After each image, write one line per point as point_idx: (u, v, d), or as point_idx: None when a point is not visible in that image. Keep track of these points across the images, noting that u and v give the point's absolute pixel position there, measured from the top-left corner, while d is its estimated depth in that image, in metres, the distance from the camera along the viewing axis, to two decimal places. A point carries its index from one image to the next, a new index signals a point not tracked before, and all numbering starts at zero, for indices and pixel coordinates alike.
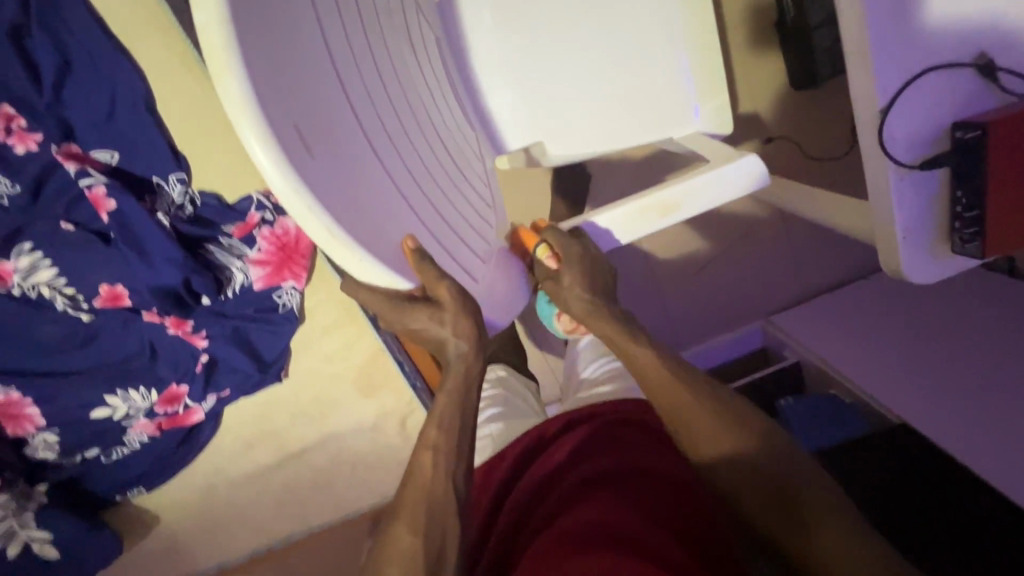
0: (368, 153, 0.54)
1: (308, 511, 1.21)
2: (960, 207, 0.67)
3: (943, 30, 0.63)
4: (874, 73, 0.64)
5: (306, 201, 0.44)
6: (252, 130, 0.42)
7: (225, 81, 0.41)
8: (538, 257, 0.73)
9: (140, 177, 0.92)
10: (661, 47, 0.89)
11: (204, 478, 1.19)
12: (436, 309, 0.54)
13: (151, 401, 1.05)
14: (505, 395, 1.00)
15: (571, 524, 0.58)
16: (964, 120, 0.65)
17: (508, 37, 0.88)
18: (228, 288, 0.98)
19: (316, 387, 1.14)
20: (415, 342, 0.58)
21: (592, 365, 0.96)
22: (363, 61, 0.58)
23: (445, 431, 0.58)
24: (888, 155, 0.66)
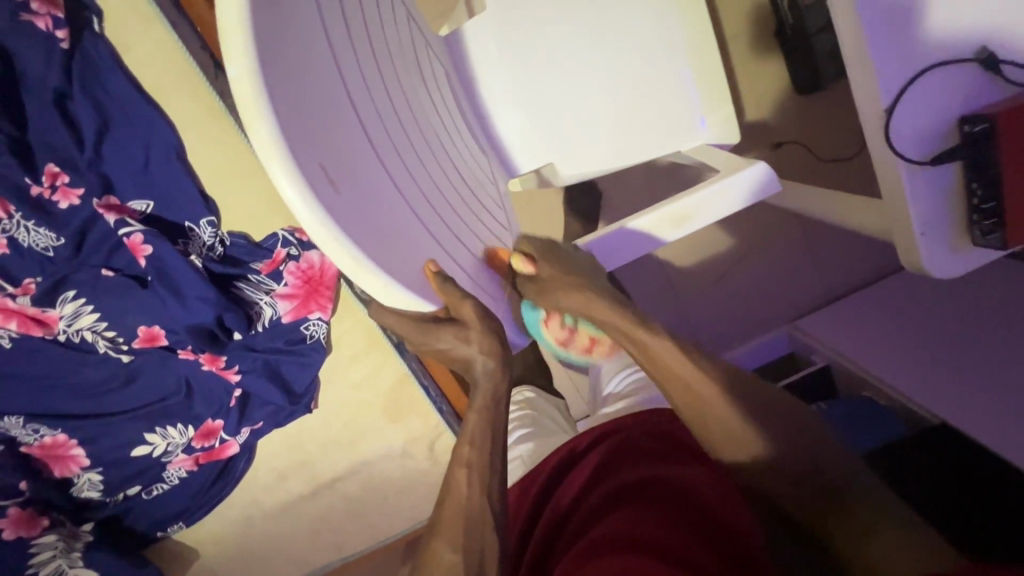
0: (387, 183, 0.57)
1: (342, 538, 1.24)
2: (977, 199, 0.67)
3: (944, 25, 0.64)
4: (877, 73, 0.64)
5: (334, 234, 0.47)
6: (283, 170, 0.45)
7: (256, 127, 0.44)
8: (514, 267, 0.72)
9: (173, 223, 0.96)
10: (663, 63, 0.91)
11: (240, 511, 1.21)
12: (462, 329, 0.55)
13: (188, 436, 1.09)
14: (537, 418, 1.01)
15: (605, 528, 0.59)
16: (971, 113, 0.65)
17: (514, 65, 0.92)
18: (258, 322, 1.01)
19: (344, 417, 1.16)
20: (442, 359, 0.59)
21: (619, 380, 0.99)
22: (379, 98, 0.62)
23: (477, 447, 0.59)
24: (898, 152, 0.66)
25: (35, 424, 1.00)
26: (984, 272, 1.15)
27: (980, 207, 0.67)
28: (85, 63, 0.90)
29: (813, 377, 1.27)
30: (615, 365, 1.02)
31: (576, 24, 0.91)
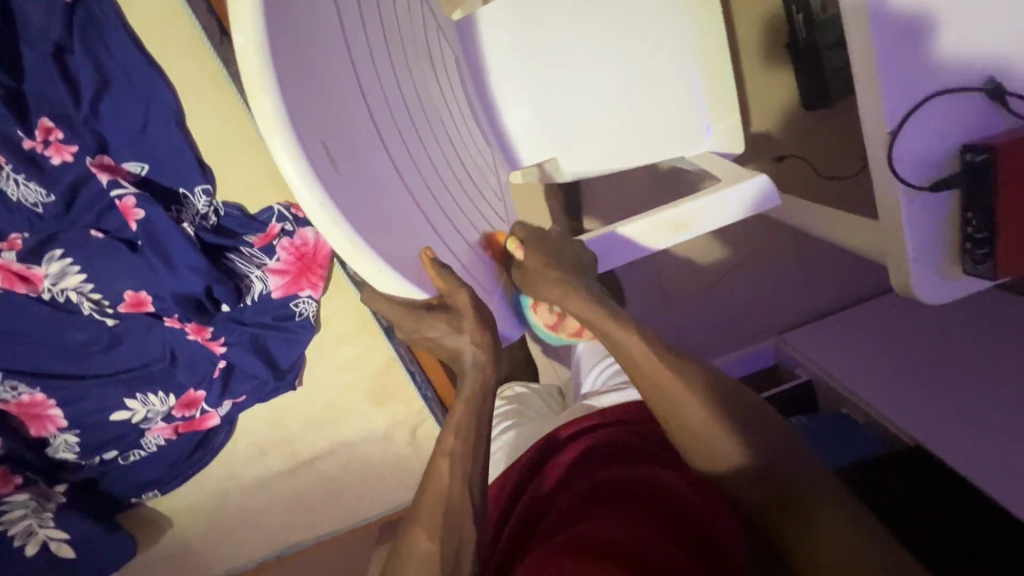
0: (388, 166, 0.56)
1: (317, 516, 1.25)
2: (971, 228, 0.68)
3: (954, 51, 0.64)
4: (883, 95, 0.65)
5: (332, 214, 0.46)
6: (283, 145, 0.45)
7: (259, 98, 0.43)
8: (508, 250, 0.71)
9: (167, 188, 0.95)
10: (675, 68, 0.91)
11: (217, 483, 1.22)
12: (456, 317, 0.55)
13: (169, 404, 1.08)
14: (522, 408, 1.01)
15: (585, 529, 0.58)
16: (973, 142, 0.66)
17: (526, 56, 0.91)
18: (247, 295, 1.00)
19: (328, 397, 1.15)
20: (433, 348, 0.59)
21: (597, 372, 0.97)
22: (386, 79, 0.61)
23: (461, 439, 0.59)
24: (898, 176, 0.67)
25: (15, 381, 0.99)
26: (970, 300, 1.16)
27: (973, 237, 0.68)
28: (87, 19, 0.87)
29: (795, 390, 1.29)
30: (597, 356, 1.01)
31: (591, 20, 0.90)
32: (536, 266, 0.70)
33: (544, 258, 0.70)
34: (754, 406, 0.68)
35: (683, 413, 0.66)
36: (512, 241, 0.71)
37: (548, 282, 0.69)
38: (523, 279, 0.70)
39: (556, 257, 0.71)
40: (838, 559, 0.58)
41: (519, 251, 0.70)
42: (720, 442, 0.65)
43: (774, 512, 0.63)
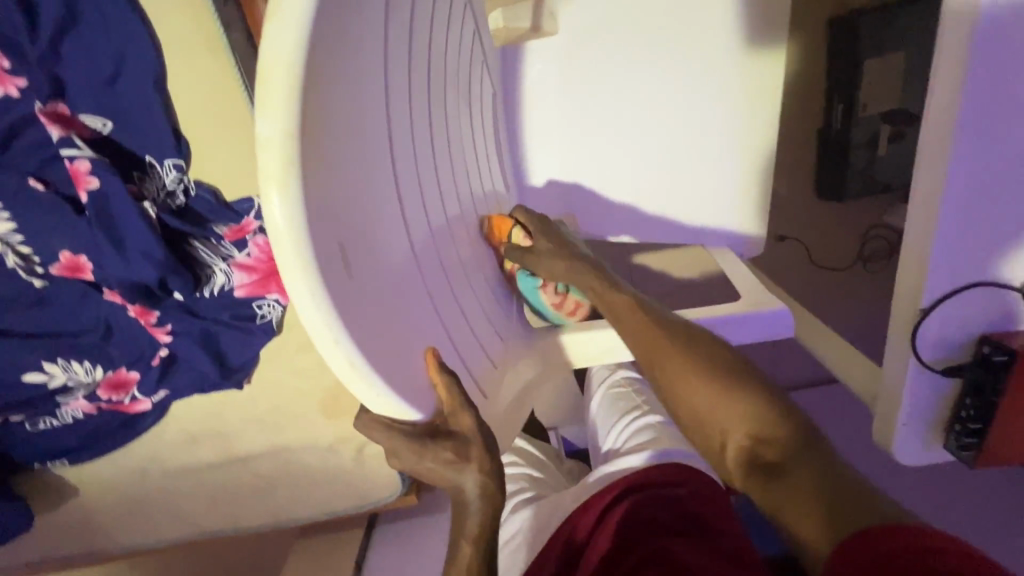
0: (406, 253, 0.49)
1: (241, 511, 1.19)
2: (965, 412, 0.68)
3: (1010, 250, 0.62)
4: (929, 275, 0.62)
5: (336, 335, 0.39)
6: (295, 254, 0.36)
7: (276, 198, 0.35)
8: (512, 239, 0.73)
9: (132, 152, 0.81)
10: (711, 156, 0.91)
11: (136, 461, 1.13)
12: (462, 446, 0.49)
13: (94, 377, 0.96)
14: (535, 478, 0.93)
15: None
16: (994, 335, 0.65)
17: (571, 106, 0.88)
18: (206, 287, 0.90)
19: (277, 400, 1.08)
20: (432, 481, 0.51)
21: (621, 430, 0.88)
22: (419, 140, 0.53)
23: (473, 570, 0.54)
24: (915, 351, 0.66)
25: None
26: None
27: (966, 422, 0.68)
28: None
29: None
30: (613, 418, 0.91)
31: (644, 86, 0.87)
32: (540, 253, 0.71)
33: (548, 243, 0.73)
34: (774, 411, 0.64)
35: (681, 376, 0.67)
36: (517, 228, 0.74)
37: (554, 263, 0.71)
38: (531, 262, 0.71)
39: (537, 220, 0.75)
40: (827, 484, 0.58)
41: (524, 238, 0.73)
42: (726, 404, 0.65)
43: (779, 452, 0.62)
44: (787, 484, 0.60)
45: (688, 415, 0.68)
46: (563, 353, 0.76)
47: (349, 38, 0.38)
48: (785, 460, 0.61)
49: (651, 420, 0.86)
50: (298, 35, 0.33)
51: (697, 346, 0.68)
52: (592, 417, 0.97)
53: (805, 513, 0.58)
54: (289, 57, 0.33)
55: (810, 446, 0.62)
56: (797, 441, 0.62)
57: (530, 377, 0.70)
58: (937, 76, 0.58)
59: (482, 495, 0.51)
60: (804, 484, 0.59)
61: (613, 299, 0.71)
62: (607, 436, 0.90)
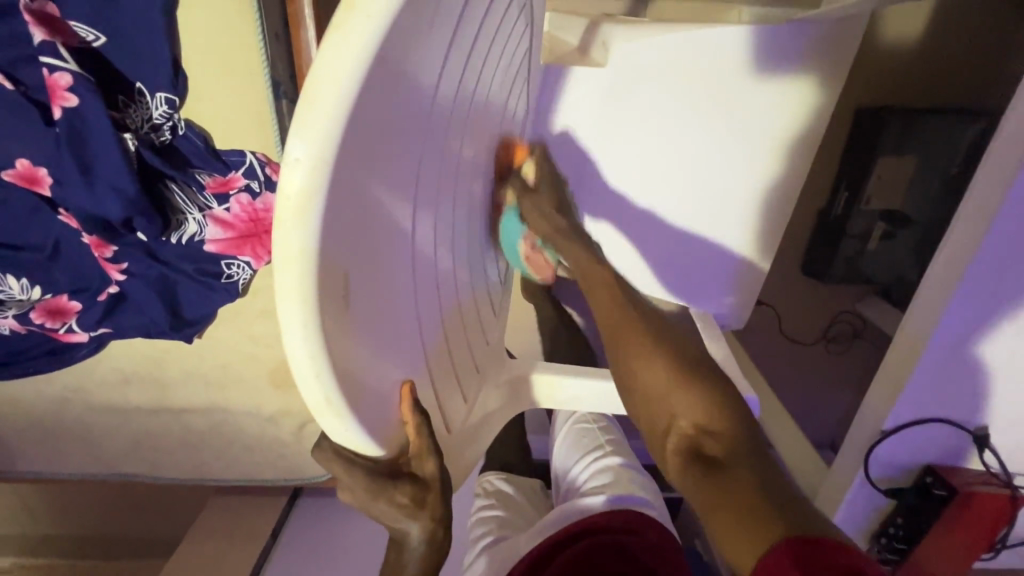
0: (409, 282, 0.46)
1: (163, 459, 1.15)
2: (894, 527, 0.71)
3: (973, 397, 0.64)
4: (896, 404, 0.64)
5: (321, 375, 0.36)
6: (295, 285, 0.32)
7: (286, 223, 0.31)
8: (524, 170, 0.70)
9: (120, 74, 0.74)
10: (719, 226, 0.90)
11: (58, 389, 1.06)
12: (420, 494, 0.47)
13: (31, 297, 0.88)
14: (508, 518, 0.88)
15: None
16: (938, 467, 0.69)
17: (598, 139, 0.83)
18: (175, 233, 0.83)
19: (225, 359, 1.03)
20: (380, 518, 0.47)
21: (583, 467, 0.87)
22: (449, 161, 0.49)
23: None
24: (864, 468, 0.69)
25: None
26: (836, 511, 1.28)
27: (894, 537, 0.72)
28: None
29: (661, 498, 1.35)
30: (580, 455, 0.89)
31: (677, 139, 0.83)
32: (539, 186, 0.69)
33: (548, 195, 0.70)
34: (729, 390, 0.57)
35: (638, 351, 0.59)
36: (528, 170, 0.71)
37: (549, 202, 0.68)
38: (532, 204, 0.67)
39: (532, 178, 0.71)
40: (751, 475, 0.50)
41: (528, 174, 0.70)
42: (688, 388, 0.56)
43: (725, 446, 0.53)
44: (721, 480, 0.51)
45: (637, 390, 0.58)
46: (530, 389, 0.75)
47: (407, 62, 0.34)
48: (723, 453, 0.53)
49: (612, 461, 0.85)
50: (360, 63, 0.29)
51: (663, 329, 0.61)
52: (556, 451, 0.96)
53: (743, 531, 0.47)
54: (343, 83, 0.29)
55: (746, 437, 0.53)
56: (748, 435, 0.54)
57: (494, 409, 0.69)
58: (968, 219, 0.58)
59: (427, 543, 0.49)
60: (724, 451, 0.52)
61: (593, 272, 0.65)
62: (569, 473, 0.89)
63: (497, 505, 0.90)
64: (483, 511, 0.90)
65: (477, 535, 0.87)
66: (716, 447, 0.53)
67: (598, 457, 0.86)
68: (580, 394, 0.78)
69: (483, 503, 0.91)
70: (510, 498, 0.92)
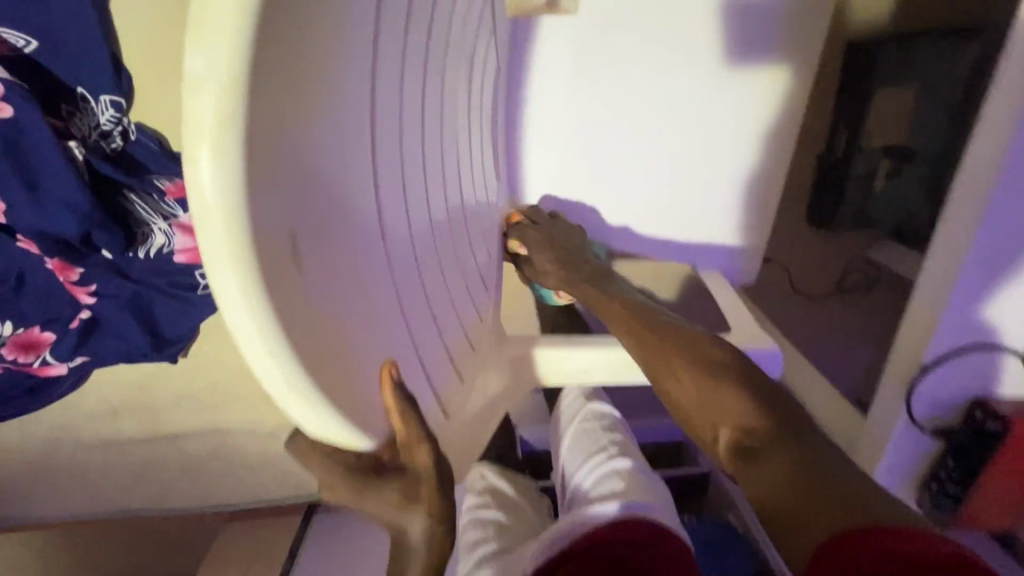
0: (376, 243, 0.42)
1: (168, 489, 1.10)
2: (944, 473, 0.66)
3: (1015, 313, 0.58)
4: (934, 333, 0.58)
5: (275, 353, 0.31)
6: (228, 244, 0.27)
7: (201, 161, 0.26)
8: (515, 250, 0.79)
9: (59, 81, 0.68)
10: (714, 178, 0.86)
11: (46, 430, 1.01)
12: (410, 487, 0.42)
13: (3, 338, 0.84)
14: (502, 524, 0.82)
15: None
16: (986, 399, 0.63)
17: (575, 98, 0.80)
18: (141, 247, 0.78)
19: (214, 377, 0.97)
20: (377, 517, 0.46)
21: (588, 471, 0.77)
22: (408, 111, 0.46)
23: None
24: (908, 410, 0.63)
25: None
26: None
27: (946, 483, 0.66)
28: None
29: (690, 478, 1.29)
30: (585, 458, 0.80)
31: (656, 88, 0.80)
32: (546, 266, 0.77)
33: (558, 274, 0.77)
34: (723, 354, 0.58)
35: (675, 373, 0.58)
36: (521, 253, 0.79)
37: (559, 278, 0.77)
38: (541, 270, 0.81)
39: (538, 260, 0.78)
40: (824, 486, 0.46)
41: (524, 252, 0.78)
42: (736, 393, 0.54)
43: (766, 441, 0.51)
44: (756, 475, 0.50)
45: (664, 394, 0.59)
46: (535, 368, 0.70)
47: None
48: (763, 447, 0.51)
49: (618, 464, 0.76)
50: None
51: (693, 352, 0.58)
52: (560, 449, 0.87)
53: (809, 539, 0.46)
54: None
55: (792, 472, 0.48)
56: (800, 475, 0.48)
57: (496, 393, 0.63)
58: (994, 120, 0.51)
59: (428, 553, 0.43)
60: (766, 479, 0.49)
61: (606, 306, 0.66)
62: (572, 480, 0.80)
63: (492, 504, 0.84)
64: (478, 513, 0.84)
65: (470, 540, 0.80)
66: (782, 455, 0.50)
67: (606, 463, 0.77)
68: (583, 367, 0.73)
69: (478, 503, 0.85)
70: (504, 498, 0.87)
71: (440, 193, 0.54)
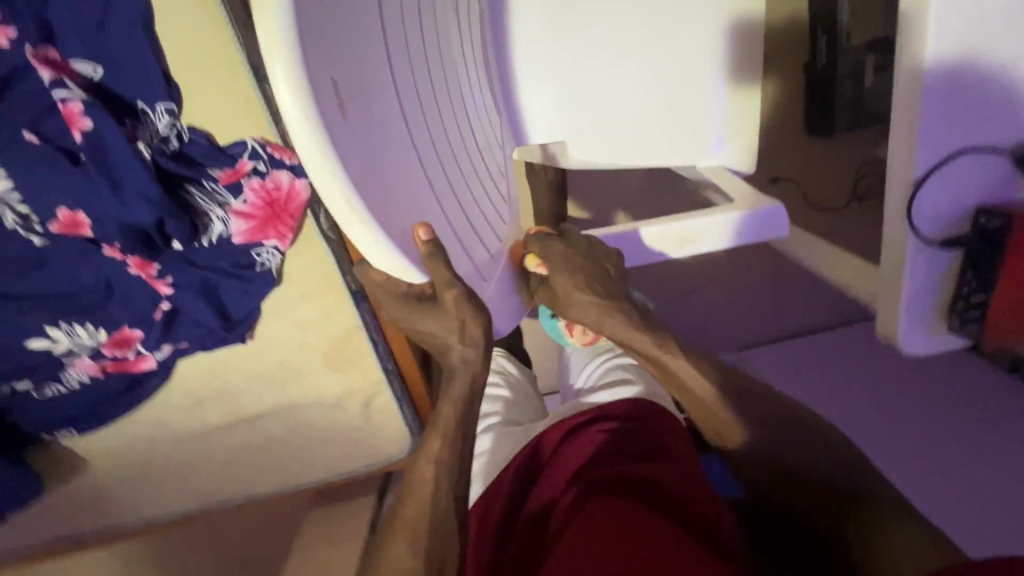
0: (399, 122, 0.51)
1: (254, 473, 1.20)
2: (967, 289, 0.68)
3: (999, 111, 0.62)
4: (919, 143, 0.62)
5: (335, 174, 0.40)
6: (288, 76, 0.37)
7: (264, 10, 0.36)
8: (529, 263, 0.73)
9: (122, 98, 0.81)
10: (705, 74, 0.88)
11: (143, 430, 1.13)
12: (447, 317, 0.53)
13: (98, 340, 0.98)
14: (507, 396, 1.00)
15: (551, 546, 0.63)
16: (988, 204, 0.66)
17: (557, 25, 0.85)
18: (204, 236, 0.90)
19: (280, 355, 1.07)
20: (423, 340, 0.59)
21: (590, 371, 1.00)
22: (410, 27, 0.56)
23: (447, 441, 0.61)
24: (912, 227, 0.66)
25: None
26: None
27: (968, 298, 0.68)
28: None
29: None
30: (586, 361, 1.03)
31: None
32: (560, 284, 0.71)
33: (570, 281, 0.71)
34: (761, 395, 0.79)
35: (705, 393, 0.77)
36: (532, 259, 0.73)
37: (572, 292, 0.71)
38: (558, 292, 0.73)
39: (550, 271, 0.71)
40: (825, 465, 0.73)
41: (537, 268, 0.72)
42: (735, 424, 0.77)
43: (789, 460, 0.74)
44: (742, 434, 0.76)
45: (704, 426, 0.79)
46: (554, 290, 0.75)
47: None
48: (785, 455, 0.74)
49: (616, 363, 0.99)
50: None
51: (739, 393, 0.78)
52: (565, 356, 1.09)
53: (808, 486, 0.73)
54: None
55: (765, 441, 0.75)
56: (810, 441, 0.74)
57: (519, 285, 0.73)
58: None
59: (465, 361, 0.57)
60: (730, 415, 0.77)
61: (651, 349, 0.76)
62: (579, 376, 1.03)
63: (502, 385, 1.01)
64: (492, 388, 1.02)
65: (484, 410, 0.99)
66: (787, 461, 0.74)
67: (602, 361, 1.01)
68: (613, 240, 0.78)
69: (491, 380, 1.02)
70: (512, 377, 1.04)
71: (450, 103, 0.64)
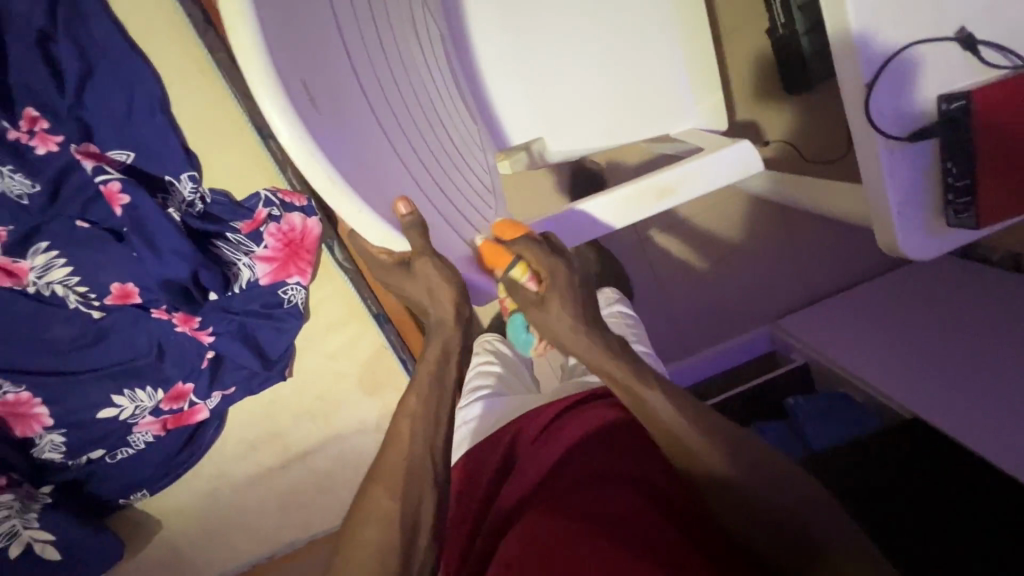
0: (369, 117, 0.59)
1: (310, 516, 1.22)
2: (951, 176, 0.68)
3: (924, 1, 0.65)
4: (859, 45, 0.65)
5: (311, 152, 0.47)
6: (262, 78, 0.45)
7: (237, 27, 0.45)
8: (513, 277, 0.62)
9: (151, 176, 0.94)
10: (658, 48, 0.95)
11: (205, 484, 1.20)
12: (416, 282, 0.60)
13: (157, 399, 1.07)
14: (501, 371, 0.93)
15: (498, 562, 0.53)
16: (948, 91, 0.66)
17: (513, 34, 0.94)
18: (235, 284, 1.00)
19: (319, 386, 1.14)
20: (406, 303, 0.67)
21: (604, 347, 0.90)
22: (371, 43, 0.65)
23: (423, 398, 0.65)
24: (876, 127, 0.67)
25: None
26: (961, 284, 1.21)
27: (956, 185, 0.68)
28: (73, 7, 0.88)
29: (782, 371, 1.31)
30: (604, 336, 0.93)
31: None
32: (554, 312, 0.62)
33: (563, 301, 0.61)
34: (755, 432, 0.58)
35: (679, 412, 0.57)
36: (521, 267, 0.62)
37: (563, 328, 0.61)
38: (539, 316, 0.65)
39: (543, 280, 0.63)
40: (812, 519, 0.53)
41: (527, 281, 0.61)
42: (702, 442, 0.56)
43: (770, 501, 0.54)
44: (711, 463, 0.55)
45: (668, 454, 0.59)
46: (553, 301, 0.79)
47: None
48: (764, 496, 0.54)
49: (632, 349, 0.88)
50: None
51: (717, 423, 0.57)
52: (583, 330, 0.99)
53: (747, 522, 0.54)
54: None
55: (769, 491, 0.53)
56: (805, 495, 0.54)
57: None
58: None
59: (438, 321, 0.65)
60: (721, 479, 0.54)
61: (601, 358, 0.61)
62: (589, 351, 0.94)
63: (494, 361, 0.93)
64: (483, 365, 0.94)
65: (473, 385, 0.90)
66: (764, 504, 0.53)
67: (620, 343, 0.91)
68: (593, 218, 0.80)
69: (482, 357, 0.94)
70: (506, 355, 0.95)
71: (419, 105, 0.72)
